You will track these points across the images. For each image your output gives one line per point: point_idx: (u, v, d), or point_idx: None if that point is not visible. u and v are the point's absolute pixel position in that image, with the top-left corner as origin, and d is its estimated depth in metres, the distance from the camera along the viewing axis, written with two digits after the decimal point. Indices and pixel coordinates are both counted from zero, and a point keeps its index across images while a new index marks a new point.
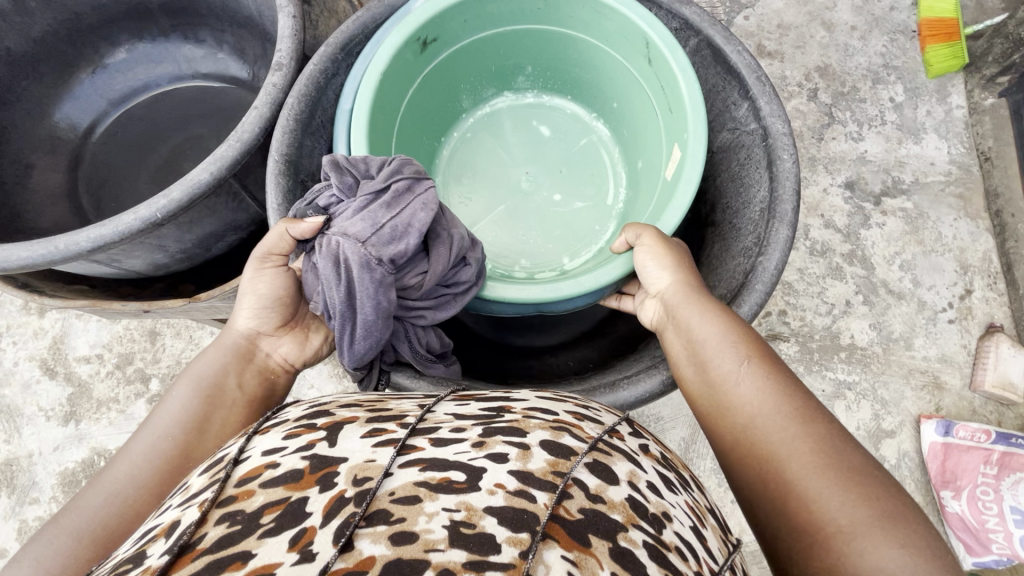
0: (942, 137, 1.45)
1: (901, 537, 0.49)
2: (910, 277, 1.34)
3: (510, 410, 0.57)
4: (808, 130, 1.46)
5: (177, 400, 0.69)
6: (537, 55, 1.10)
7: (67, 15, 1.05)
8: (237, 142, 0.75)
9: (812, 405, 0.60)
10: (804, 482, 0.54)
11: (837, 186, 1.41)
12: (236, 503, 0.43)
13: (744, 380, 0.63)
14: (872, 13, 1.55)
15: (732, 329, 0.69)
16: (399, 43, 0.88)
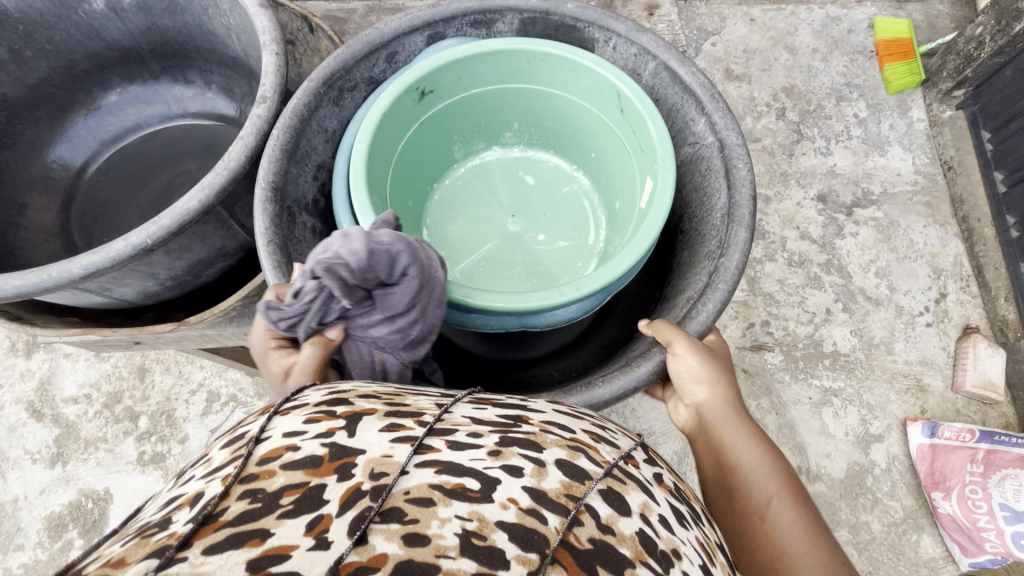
0: (906, 149, 1.51)
1: None
2: (885, 283, 1.38)
3: (527, 421, 0.61)
4: (778, 147, 1.53)
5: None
6: (522, 111, 1.14)
7: (61, 61, 1.09)
8: (225, 170, 0.79)
9: (818, 529, 0.64)
10: None
11: (810, 199, 1.47)
12: (258, 480, 0.44)
13: (774, 508, 0.65)
14: (831, 36, 1.64)
15: (765, 456, 0.70)
16: (392, 100, 0.94)
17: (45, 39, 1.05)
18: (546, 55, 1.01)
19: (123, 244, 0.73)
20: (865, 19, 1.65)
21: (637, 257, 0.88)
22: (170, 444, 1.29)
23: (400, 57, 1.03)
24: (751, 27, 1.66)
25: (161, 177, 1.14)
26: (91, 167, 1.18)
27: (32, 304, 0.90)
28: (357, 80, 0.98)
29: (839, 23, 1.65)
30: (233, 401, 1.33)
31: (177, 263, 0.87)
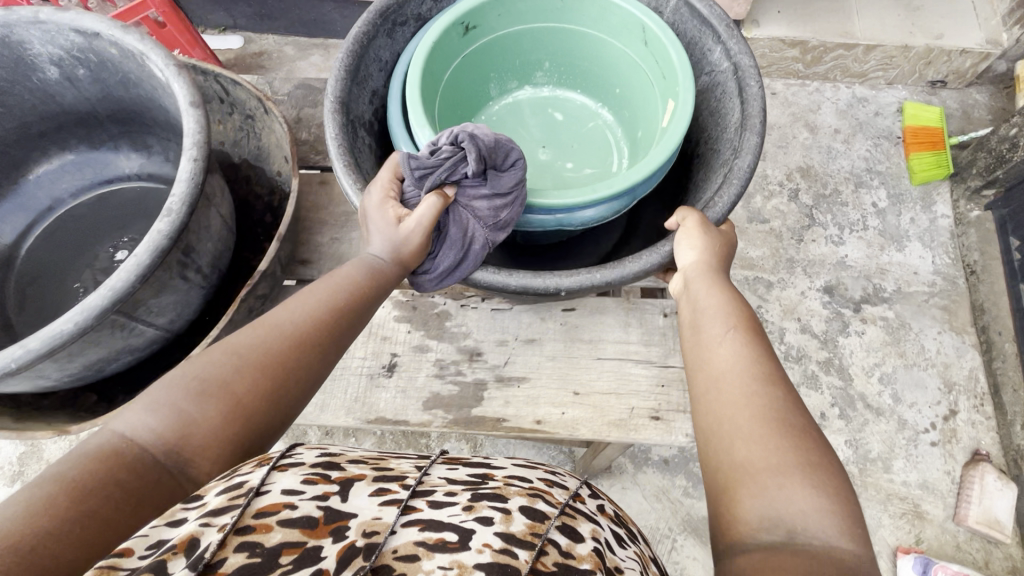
0: (927, 246, 1.42)
1: (815, 483, 0.48)
2: (890, 391, 1.27)
3: (492, 477, 0.58)
4: (787, 230, 1.45)
5: (280, 322, 0.63)
6: (555, 49, 1.06)
7: (15, 124, 0.95)
8: (109, 290, 0.62)
9: (777, 373, 0.57)
10: (741, 438, 0.52)
11: (816, 290, 1.38)
12: (256, 534, 0.42)
13: (724, 344, 0.61)
14: (856, 117, 1.57)
15: (732, 304, 0.65)
16: (440, 28, 0.89)
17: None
18: None
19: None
20: (895, 102, 1.57)
21: (658, 167, 0.81)
22: None
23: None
24: (772, 100, 1.60)
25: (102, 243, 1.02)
26: (38, 226, 1.05)
27: None
28: (408, 16, 0.96)
29: (865, 104, 1.58)
30: None
31: (69, 365, 0.70)
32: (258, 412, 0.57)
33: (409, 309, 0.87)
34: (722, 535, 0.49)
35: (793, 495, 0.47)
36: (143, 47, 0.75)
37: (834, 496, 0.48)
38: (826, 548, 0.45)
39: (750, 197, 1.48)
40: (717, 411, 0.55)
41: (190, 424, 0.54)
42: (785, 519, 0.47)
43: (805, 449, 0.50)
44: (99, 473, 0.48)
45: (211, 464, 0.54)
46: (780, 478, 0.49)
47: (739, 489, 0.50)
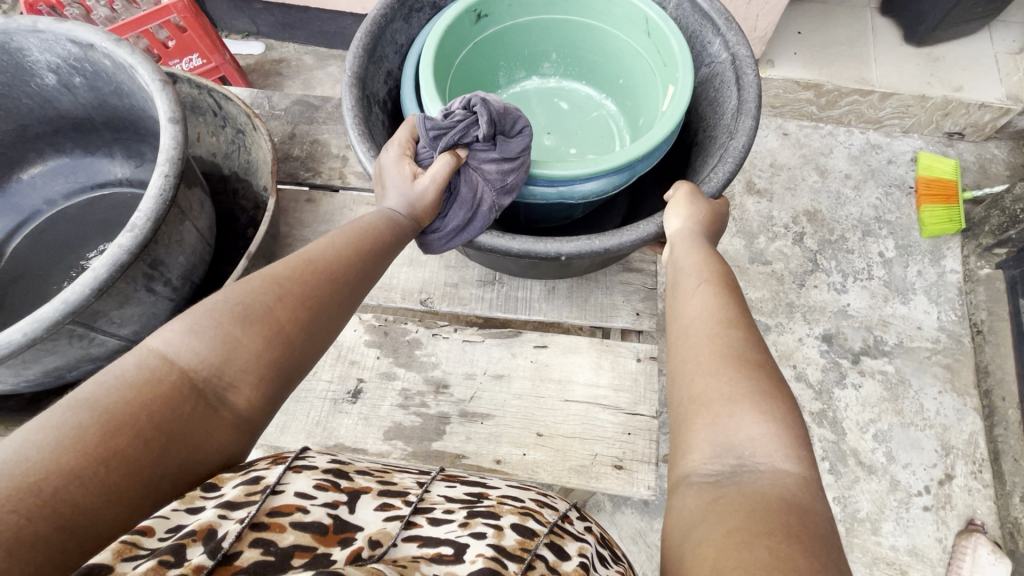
0: (933, 301, 1.38)
1: (766, 412, 0.52)
2: (884, 450, 1.23)
3: (487, 497, 0.61)
4: (789, 274, 1.42)
5: (314, 261, 0.63)
6: (562, 39, 1.03)
7: (12, 125, 0.98)
8: (64, 301, 0.64)
9: (742, 319, 0.61)
10: (704, 376, 0.56)
11: (814, 337, 1.35)
12: (269, 532, 0.44)
13: (694, 296, 0.65)
14: (869, 163, 1.54)
15: (706, 262, 0.69)
16: (452, 15, 0.88)
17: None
18: None
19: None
20: (909, 151, 1.54)
21: (658, 145, 0.81)
22: None
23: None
24: (783, 141, 1.58)
25: (83, 248, 1.05)
26: (26, 226, 1.09)
27: None
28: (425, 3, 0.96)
29: (879, 151, 1.55)
30: None
31: (26, 371, 0.73)
32: (297, 348, 0.57)
33: (380, 334, 0.92)
34: (678, 465, 0.53)
35: (743, 424, 0.51)
36: (133, 63, 0.77)
37: (782, 424, 0.51)
38: (769, 471, 0.48)
39: (753, 237, 1.46)
40: (684, 354, 0.59)
41: (230, 352, 0.53)
42: (733, 446, 0.51)
43: (758, 382, 0.54)
44: (136, 402, 0.46)
45: (252, 392, 0.53)
46: (731, 406, 0.53)
47: (696, 420, 0.54)
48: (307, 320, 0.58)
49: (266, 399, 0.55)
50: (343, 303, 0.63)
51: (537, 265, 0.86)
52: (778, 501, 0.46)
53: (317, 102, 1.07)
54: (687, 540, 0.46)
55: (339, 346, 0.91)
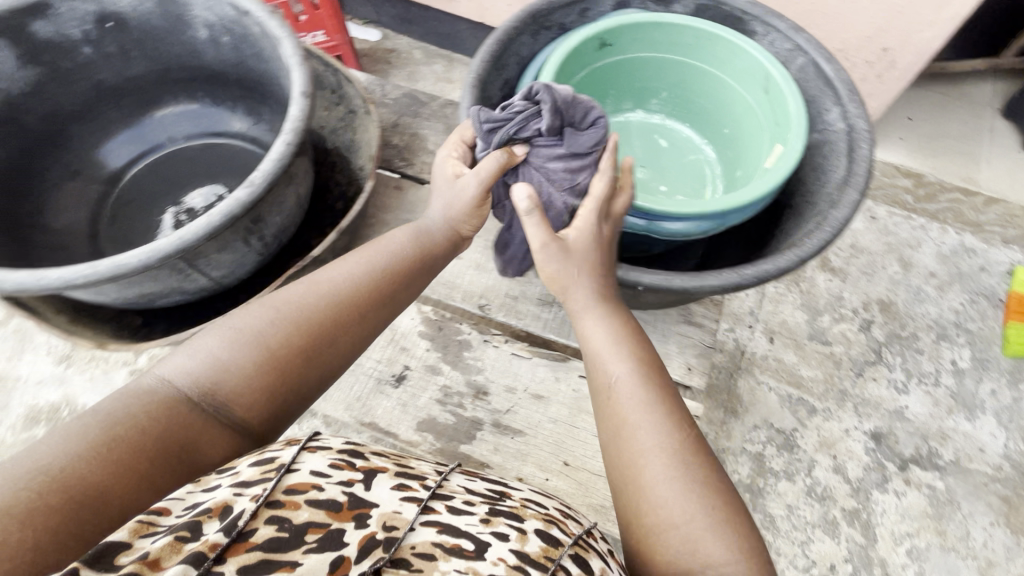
0: (1002, 425, 1.28)
1: (710, 510, 0.62)
2: (914, 568, 1.16)
3: (509, 497, 0.66)
4: (848, 359, 1.35)
5: (313, 299, 0.74)
6: (677, 81, 1.04)
7: (159, 65, 1.10)
8: (178, 239, 0.70)
9: (678, 410, 0.69)
10: (654, 481, 0.64)
11: (862, 431, 1.28)
12: (285, 509, 0.51)
13: (628, 389, 0.71)
14: (958, 266, 1.46)
15: (634, 345, 0.75)
16: (584, 36, 0.89)
17: (151, 47, 1.06)
18: (712, 36, 0.93)
19: (77, 278, 0.67)
20: (1006, 263, 1.45)
21: (754, 200, 0.80)
22: None
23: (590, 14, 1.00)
24: (869, 223, 1.52)
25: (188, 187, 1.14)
26: (147, 158, 1.19)
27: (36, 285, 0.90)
28: (553, 25, 0.99)
29: (972, 255, 1.47)
30: None
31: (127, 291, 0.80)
32: (293, 373, 0.69)
33: (434, 329, 0.94)
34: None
35: (702, 546, 0.60)
36: (280, 37, 0.84)
37: (734, 540, 0.60)
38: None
39: (817, 314, 1.40)
40: (630, 466, 0.66)
41: (229, 376, 0.66)
42: (692, 563, 0.59)
43: (710, 501, 0.62)
44: (144, 421, 0.59)
45: (245, 396, 0.66)
46: (690, 531, 0.60)
47: (654, 540, 0.62)
48: (305, 352, 0.70)
49: (264, 414, 0.67)
50: (345, 335, 0.74)
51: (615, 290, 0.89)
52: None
53: (420, 96, 1.13)
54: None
55: (395, 330, 0.94)
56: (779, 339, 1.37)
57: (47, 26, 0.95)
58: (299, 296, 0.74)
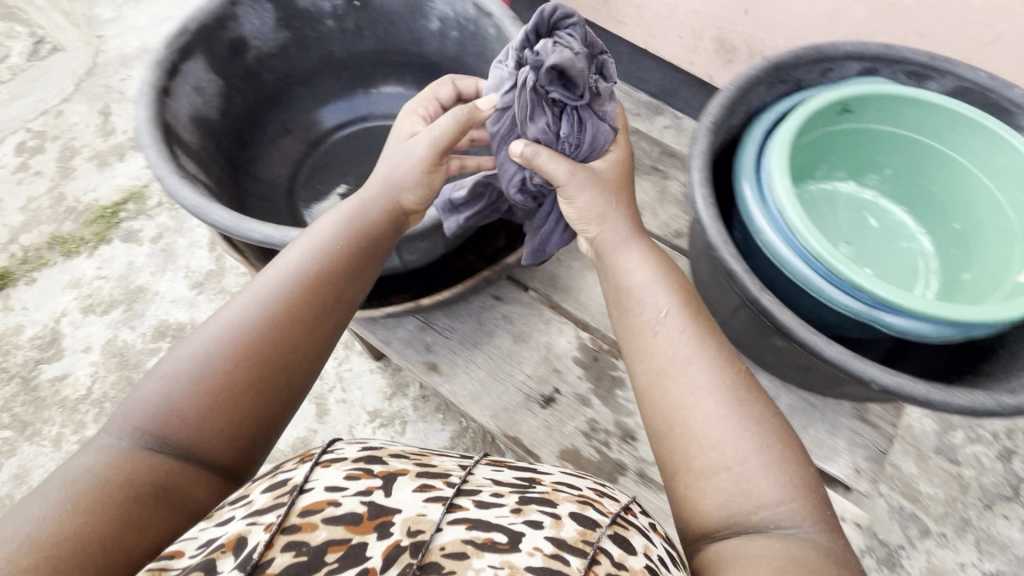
0: None
1: (766, 455, 0.59)
2: None
3: (541, 482, 0.65)
4: (978, 487, 1.21)
5: (255, 322, 0.65)
6: (909, 159, 0.94)
7: (382, 47, 1.14)
8: (403, 225, 0.78)
9: (721, 348, 0.67)
10: (703, 426, 0.62)
11: (978, 570, 1.14)
12: (300, 532, 0.50)
13: (668, 330, 0.69)
14: None
15: (667, 279, 0.73)
16: (826, 101, 0.83)
17: (382, 30, 1.11)
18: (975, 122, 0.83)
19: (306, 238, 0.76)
20: None
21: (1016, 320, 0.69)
22: None
23: (829, 77, 0.92)
24: None
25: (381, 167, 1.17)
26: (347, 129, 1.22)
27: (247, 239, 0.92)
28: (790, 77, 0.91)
29: None
30: None
31: None
32: (251, 405, 0.62)
33: (589, 358, 0.91)
34: (696, 523, 0.60)
35: (758, 483, 0.58)
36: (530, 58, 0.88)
37: (790, 471, 0.58)
38: (793, 525, 0.55)
39: (950, 427, 1.26)
40: (676, 411, 0.64)
41: (176, 413, 0.60)
42: (749, 504, 0.57)
43: (762, 435, 0.60)
44: (116, 480, 0.54)
45: (201, 404, 0.60)
46: (742, 470, 0.58)
47: (705, 483, 0.60)
48: (254, 380, 0.63)
49: (236, 452, 0.61)
50: (300, 350, 0.67)
51: (800, 370, 0.80)
52: (815, 557, 0.52)
53: None
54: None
55: (550, 351, 0.92)
56: (901, 445, 1.25)
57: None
58: (233, 324, 0.65)
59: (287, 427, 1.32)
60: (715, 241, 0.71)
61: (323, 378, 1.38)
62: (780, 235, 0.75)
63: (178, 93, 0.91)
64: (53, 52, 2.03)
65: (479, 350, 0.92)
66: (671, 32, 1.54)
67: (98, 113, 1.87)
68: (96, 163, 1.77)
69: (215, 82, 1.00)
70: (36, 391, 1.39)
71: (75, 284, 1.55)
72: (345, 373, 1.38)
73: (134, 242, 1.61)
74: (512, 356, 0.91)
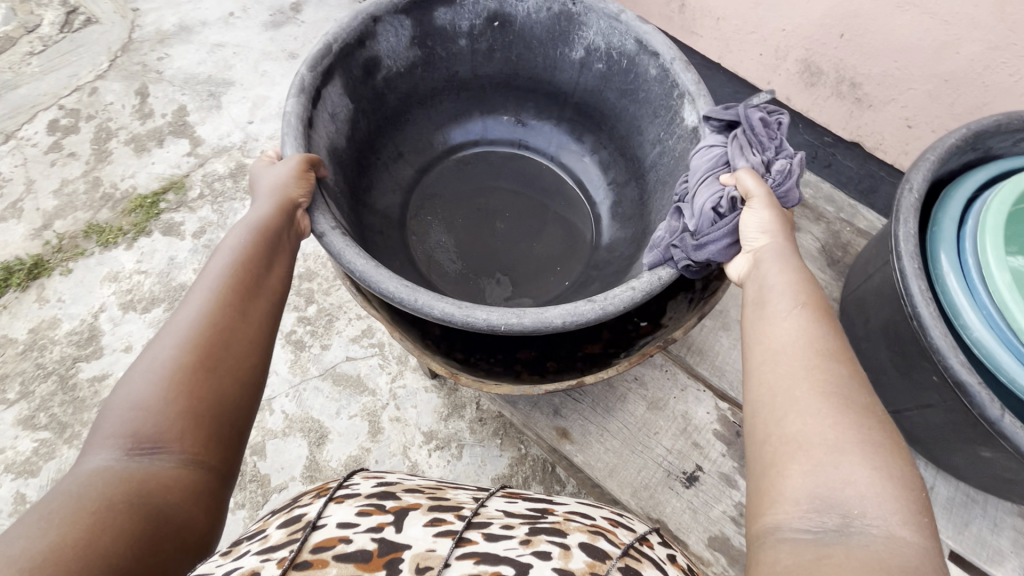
0: None
1: (876, 463, 0.45)
2: None
3: (552, 512, 0.57)
4: None
5: (195, 313, 0.58)
6: None
7: (509, 68, 1.08)
8: (600, 308, 0.69)
9: (844, 351, 0.53)
10: (799, 420, 0.49)
11: None
12: (310, 570, 0.43)
13: (787, 322, 0.56)
14: None
15: (804, 279, 0.60)
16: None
17: (516, 52, 1.04)
18: None
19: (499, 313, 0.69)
20: None
21: None
22: (315, 342, 1.35)
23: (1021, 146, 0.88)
24: None
25: (497, 205, 1.12)
26: (457, 155, 1.16)
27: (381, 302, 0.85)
28: (982, 148, 0.87)
29: None
30: (378, 348, 1.34)
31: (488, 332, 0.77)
32: (217, 396, 0.55)
33: (732, 432, 0.95)
34: (764, 512, 0.47)
35: (853, 476, 0.44)
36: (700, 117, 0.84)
37: (901, 479, 0.44)
38: (885, 534, 0.42)
39: None
40: (773, 386, 0.53)
41: (145, 419, 0.52)
42: (836, 500, 0.44)
43: (870, 431, 0.47)
44: (97, 494, 0.46)
45: (167, 407, 0.52)
46: (838, 455, 0.46)
47: (788, 463, 0.47)
48: (204, 362, 0.56)
49: (210, 443, 0.54)
50: (250, 329, 0.61)
51: (997, 480, 0.80)
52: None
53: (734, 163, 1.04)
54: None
55: (689, 421, 0.96)
56: None
57: (446, 12, 0.97)
58: (173, 324, 0.58)
59: (339, 444, 1.22)
60: (938, 344, 0.71)
61: (375, 395, 1.28)
62: (997, 334, 0.73)
63: (318, 131, 0.85)
64: (86, 24, 1.89)
65: (613, 417, 0.97)
66: (752, 49, 1.45)
67: (135, 93, 1.75)
68: (133, 148, 1.66)
69: (346, 106, 0.93)
70: (75, 390, 1.34)
71: (113, 277, 1.48)
72: (399, 391, 1.29)
73: (176, 236, 1.53)
74: (648, 426, 0.96)
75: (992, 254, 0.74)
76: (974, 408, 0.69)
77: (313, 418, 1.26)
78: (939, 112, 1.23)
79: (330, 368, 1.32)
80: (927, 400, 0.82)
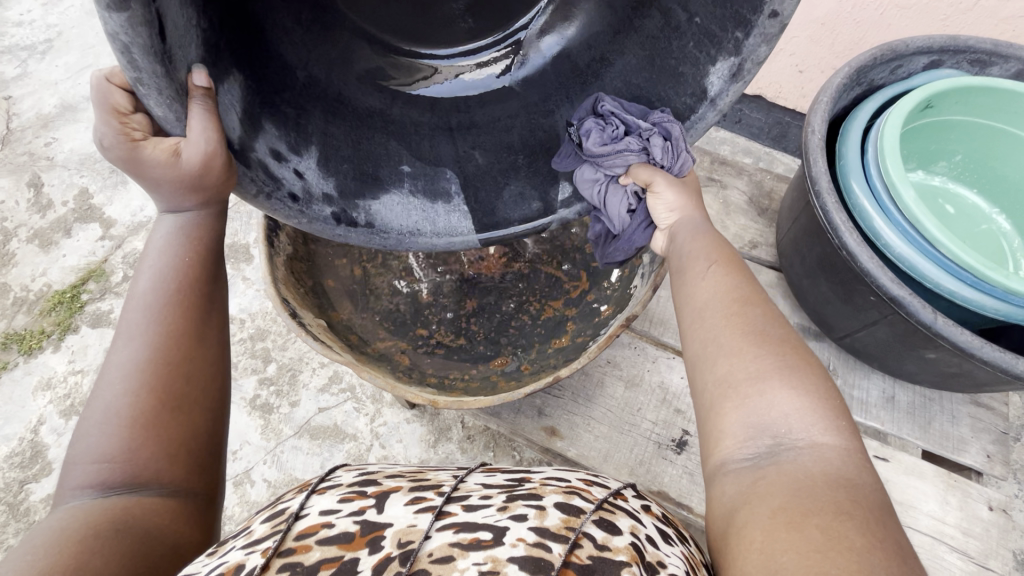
0: None
1: (792, 378, 0.49)
2: None
3: (530, 480, 0.56)
4: None
5: (141, 346, 0.55)
6: (979, 145, 0.99)
7: None
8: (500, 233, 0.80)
9: (756, 293, 0.58)
10: (729, 358, 0.53)
11: None
12: (295, 554, 0.43)
13: (707, 278, 0.62)
14: None
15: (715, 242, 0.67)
16: (915, 101, 0.85)
17: None
18: None
19: (422, 242, 0.77)
20: None
21: None
22: (283, 402, 1.29)
23: (898, 72, 0.96)
24: None
25: None
26: None
27: (307, 301, 0.88)
28: (869, 78, 0.95)
29: None
30: (349, 392, 1.30)
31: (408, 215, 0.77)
32: (185, 425, 0.54)
33: None
34: (712, 452, 0.51)
35: (776, 399, 0.48)
36: (728, 92, 0.64)
37: (815, 395, 0.48)
38: (809, 445, 0.46)
39: None
40: (703, 339, 0.56)
41: (123, 454, 0.51)
42: (764, 424, 0.48)
43: (780, 352, 0.51)
44: (83, 529, 0.45)
45: (142, 442, 0.52)
46: (761, 385, 0.50)
47: (724, 403, 0.51)
48: (167, 399, 0.54)
49: (186, 468, 0.54)
50: (203, 352, 0.58)
51: (943, 376, 0.87)
52: (824, 484, 0.42)
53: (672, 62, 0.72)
54: (731, 530, 0.44)
55: (666, 390, 0.99)
56: None
57: None
58: (119, 365, 0.54)
59: None
60: (869, 268, 0.77)
61: (357, 439, 1.24)
62: (917, 248, 0.79)
63: (168, 20, 0.49)
64: None
65: (596, 404, 0.98)
66: None
67: (28, 186, 1.62)
68: (38, 244, 1.55)
69: None
70: (29, 515, 1.23)
71: (45, 384, 1.37)
72: (380, 430, 1.25)
73: (107, 325, 1.43)
74: (630, 404, 0.98)
75: (895, 175, 0.80)
76: (911, 318, 0.76)
77: (297, 478, 1.21)
78: (823, 53, 1.31)
79: (305, 424, 1.27)
80: (870, 320, 0.88)
